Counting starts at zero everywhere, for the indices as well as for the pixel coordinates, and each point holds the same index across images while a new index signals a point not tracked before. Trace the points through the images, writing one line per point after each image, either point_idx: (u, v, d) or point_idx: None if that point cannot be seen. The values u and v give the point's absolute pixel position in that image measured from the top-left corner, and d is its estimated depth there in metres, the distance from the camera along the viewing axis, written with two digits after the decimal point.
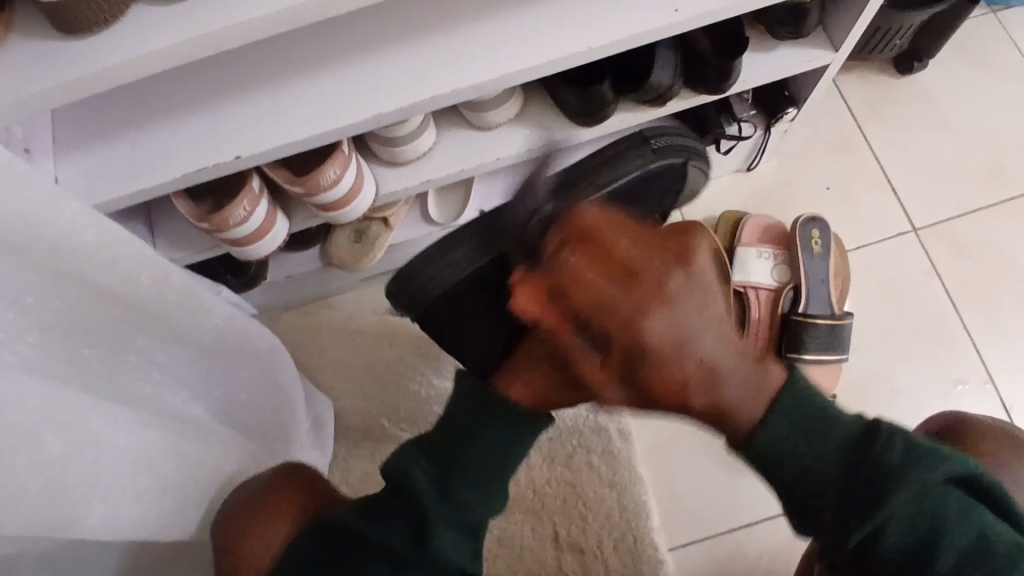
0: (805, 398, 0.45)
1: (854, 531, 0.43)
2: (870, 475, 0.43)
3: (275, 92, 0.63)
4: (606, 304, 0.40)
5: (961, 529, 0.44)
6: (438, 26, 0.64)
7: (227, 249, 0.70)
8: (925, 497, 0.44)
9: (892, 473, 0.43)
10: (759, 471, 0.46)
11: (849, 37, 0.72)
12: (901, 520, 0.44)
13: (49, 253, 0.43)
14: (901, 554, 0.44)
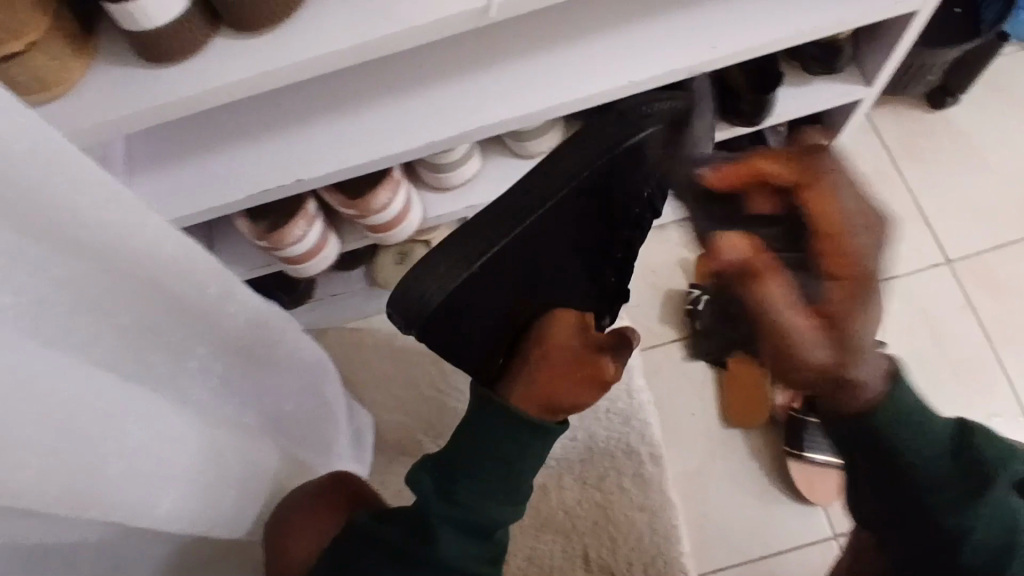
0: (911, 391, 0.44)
1: (951, 525, 0.44)
2: (962, 472, 0.44)
3: (334, 119, 0.67)
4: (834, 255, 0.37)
5: None
6: (487, 60, 0.68)
7: (282, 267, 0.75)
8: (998, 502, 0.45)
9: (982, 469, 0.44)
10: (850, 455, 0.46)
11: (882, 73, 0.74)
12: (989, 520, 0.44)
13: (133, 262, 0.47)
14: (986, 555, 0.44)
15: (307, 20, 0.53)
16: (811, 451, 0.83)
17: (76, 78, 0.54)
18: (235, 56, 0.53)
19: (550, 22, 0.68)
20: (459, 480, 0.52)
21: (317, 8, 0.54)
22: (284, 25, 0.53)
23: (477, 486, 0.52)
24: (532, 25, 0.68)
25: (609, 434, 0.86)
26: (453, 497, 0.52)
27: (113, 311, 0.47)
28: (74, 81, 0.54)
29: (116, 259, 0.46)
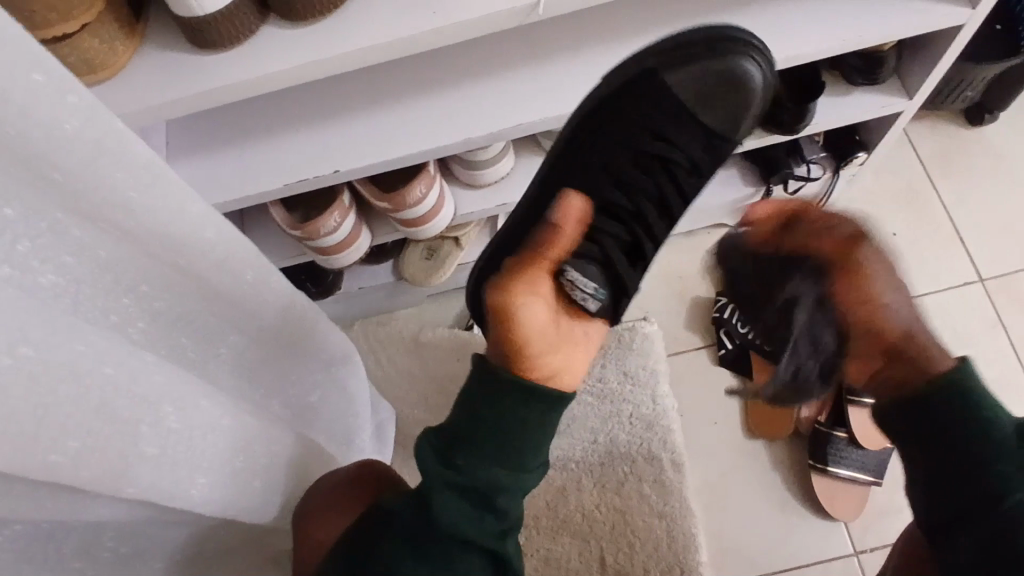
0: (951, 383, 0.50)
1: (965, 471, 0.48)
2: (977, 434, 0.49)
3: (374, 113, 0.67)
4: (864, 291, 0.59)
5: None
6: (529, 60, 0.68)
7: (314, 257, 0.75)
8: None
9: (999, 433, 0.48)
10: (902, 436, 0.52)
11: (924, 86, 0.74)
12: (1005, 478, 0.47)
13: (176, 247, 0.47)
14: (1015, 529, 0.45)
15: (355, 12, 0.54)
16: (835, 465, 0.82)
17: (124, 61, 0.54)
18: (282, 44, 0.54)
19: (592, 24, 0.68)
20: (470, 452, 0.51)
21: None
22: (331, 15, 0.54)
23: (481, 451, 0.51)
24: (574, 26, 0.68)
25: (630, 438, 0.86)
26: (451, 461, 0.51)
27: (151, 294, 0.48)
28: (122, 63, 0.54)
29: (159, 240, 0.46)
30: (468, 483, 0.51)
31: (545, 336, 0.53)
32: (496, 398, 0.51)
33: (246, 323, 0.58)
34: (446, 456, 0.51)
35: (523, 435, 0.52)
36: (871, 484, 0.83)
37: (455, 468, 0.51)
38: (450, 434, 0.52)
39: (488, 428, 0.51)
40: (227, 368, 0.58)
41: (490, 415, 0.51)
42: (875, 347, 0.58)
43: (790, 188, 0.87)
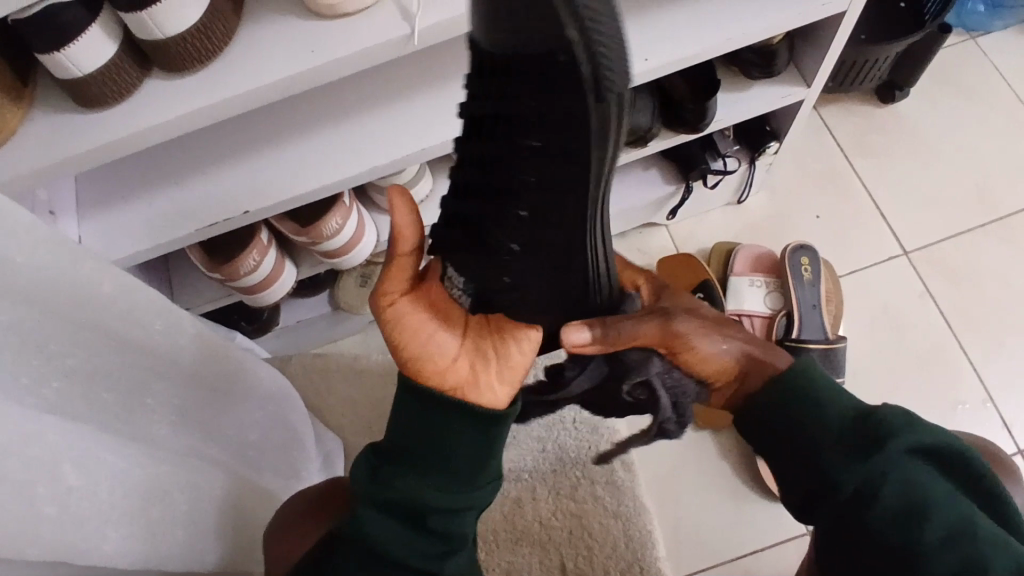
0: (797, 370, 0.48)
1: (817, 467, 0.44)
2: (852, 445, 0.44)
3: (280, 152, 0.68)
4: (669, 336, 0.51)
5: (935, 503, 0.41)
6: (428, 85, 0.69)
7: (240, 298, 0.75)
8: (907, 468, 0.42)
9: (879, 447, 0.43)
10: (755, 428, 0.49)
11: (820, 73, 0.76)
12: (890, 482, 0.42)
13: (70, 307, 0.48)
14: (892, 512, 0.41)
15: (239, 56, 0.54)
16: None
17: (14, 126, 0.54)
18: (169, 96, 0.54)
19: None
20: (406, 470, 0.47)
21: (252, 45, 0.55)
22: (215, 62, 0.54)
23: (416, 468, 0.47)
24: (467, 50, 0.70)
25: (579, 442, 0.87)
26: (385, 476, 0.47)
27: None
28: (14, 128, 0.54)
29: (52, 302, 0.46)
30: (408, 508, 0.47)
31: (429, 343, 0.49)
32: (421, 414, 0.47)
33: (166, 373, 0.58)
34: (381, 473, 0.48)
35: (472, 462, 0.47)
36: None
37: (387, 483, 0.47)
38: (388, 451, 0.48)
39: (421, 448, 0.47)
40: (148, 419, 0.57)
41: (419, 427, 0.47)
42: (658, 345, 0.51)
43: (709, 183, 0.90)
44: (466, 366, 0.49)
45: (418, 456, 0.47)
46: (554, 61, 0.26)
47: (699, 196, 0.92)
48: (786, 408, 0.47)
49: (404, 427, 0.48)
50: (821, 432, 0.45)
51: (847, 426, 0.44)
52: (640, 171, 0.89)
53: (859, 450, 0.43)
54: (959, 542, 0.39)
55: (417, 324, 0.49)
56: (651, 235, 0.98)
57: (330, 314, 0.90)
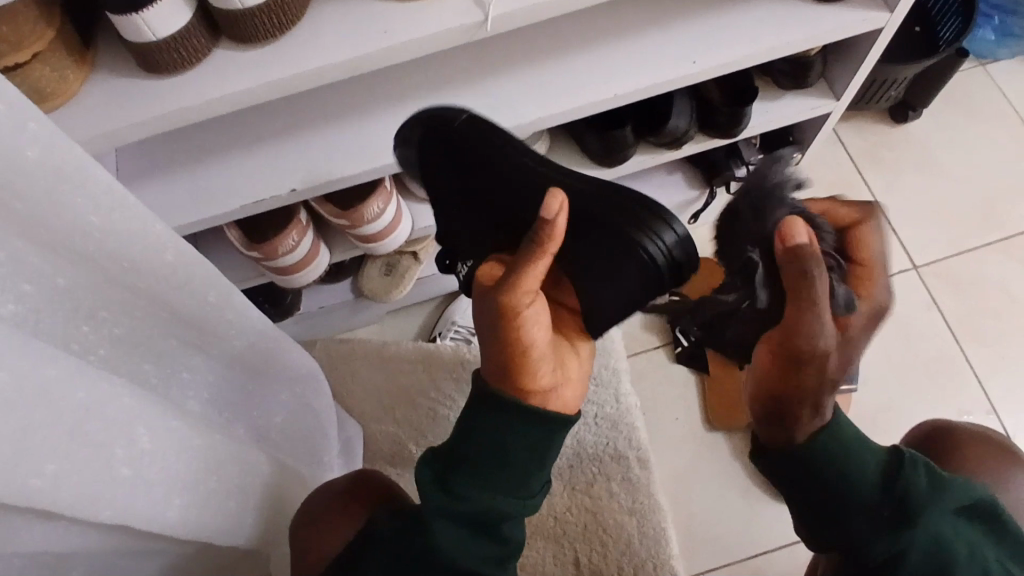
0: (845, 428, 0.48)
1: (876, 535, 0.46)
2: (890, 506, 0.46)
3: (331, 132, 0.68)
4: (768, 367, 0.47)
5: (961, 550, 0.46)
6: (478, 74, 0.70)
7: (272, 278, 0.75)
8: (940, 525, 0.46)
9: (912, 503, 0.46)
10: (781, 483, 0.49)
11: (849, 86, 0.78)
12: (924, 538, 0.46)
13: (131, 270, 0.47)
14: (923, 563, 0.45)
15: (308, 33, 0.55)
16: None
17: (75, 90, 0.54)
18: (235, 69, 0.54)
19: (537, 39, 0.70)
20: (470, 479, 0.46)
21: (320, 22, 0.55)
22: (283, 37, 0.54)
23: (483, 477, 0.46)
24: (518, 42, 0.70)
25: (597, 438, 0.88)
26: (451, 487, 0.47)
27: (109, 320, 0.47)
28: (74, 91, 0.54)
29: (117, 263, 0.46)
30: (465, 511, 0.47)
31: (546, 354, 0.45)
32: (494, 428, 0.46)
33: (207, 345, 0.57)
34: (444, 482, 0.47)
35: (532, 462, 0.47)
36: None
37: (450, 492, 0.47)
38: (448, 457, 0.48)
39: (489, 458, 0.46)
40: (187, 392, 0.57)
41: (492, 439, 0.46)
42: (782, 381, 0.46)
43: (731, 189, 0.91)
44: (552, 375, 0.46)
45: (477, 458, 0.46)
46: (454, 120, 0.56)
47: (720, 202, 0.94)
48: (825, 454, 0.47)
49: (475, 437, 0.46)
50: (859, 488, 0.46)
51: (874, 490, 0.47)
52: (665, 175, 0.91)
53: (893, 513, 0.46)
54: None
55: (538, 332, 0.44)
56: None
57: (352, 302, 0.90)
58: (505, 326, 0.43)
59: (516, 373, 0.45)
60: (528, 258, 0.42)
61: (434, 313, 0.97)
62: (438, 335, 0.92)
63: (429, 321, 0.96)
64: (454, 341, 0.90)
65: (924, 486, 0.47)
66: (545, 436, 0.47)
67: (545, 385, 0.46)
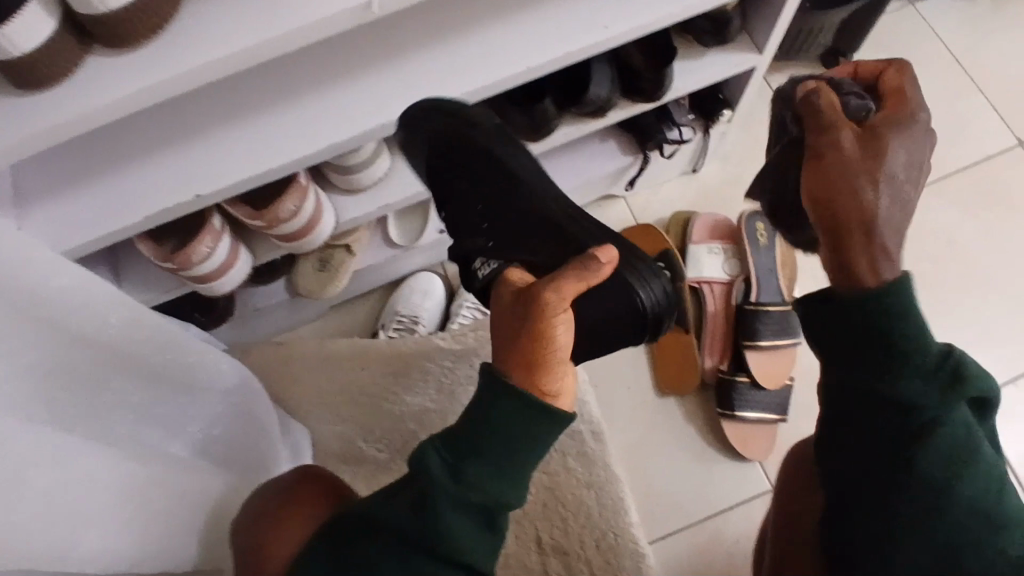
0: (916, 307, 0.44)
1: (913, 427, 0.45)
2: (941, 397, 0.44)
3: (235, 131, 0.64)
4: (849, 174, 0.44)
5: (979, 471, 0.45)
6: (384, 57, 0.67)
7: (194, 287, 0.72)
8: (961, 429, 0.45)
9: (945, 397, 0.44)
10: (840, 350, 0.46)
11: (771, 40, 0.77)
12: (950, 438, 0.45)
13: (21, 301, 0.44)
14: (935, 468, 0.45)
15: (189, 31, 0.51)
16: (743, 409, 0.85)
17: None
18: (116, 75, 0.51)
19: (443, 15, 0.68)
20: (477, 458, 0.43)
21: (201, 15, 0.52)
22: (164, 37, 0.51)
23: (490, 466, 0.43)
24: (422, 22, 0.68)
25: None
26: (461, 476, 0.43)
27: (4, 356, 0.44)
28: None
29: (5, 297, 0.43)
30: (472, 500, 0.44)
31: (569, 347, 0.42)
32: (496, 408, 0.43)
33: (123, 368, 0.55)
34: (455, 468, 0.44)
35: (519, 445, 0.43)
36: (777, 421, 0.86)
37: (461, 482, 0.43)
38: (461, 445, 0.44)
39: (497, 451, 0.43)
40: (111, 419, 0.54)
41: (509, 434, 0.43)
42: (840, 168, 0.45)
43: (665, 153, 0.90)
44: (564, 375, 0.43)
45: (487, 448, 0.43)
46: (478, 117, 0.59)
47: (656, 166, 0.93)
48: (912, 345, 0.44)
49: (495, 424, 0.43)
50: (916, 370, 0.44)
51: (928, 374, 0.44)
52: (598, 143, 0.89)
53: (940, 389, 0.44)
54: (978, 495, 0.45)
55: (566, 334, 0.41)
56: (611, 207, 0.98)
57: (288, 301, 0.88)
58: (535, 317, 0.41)
59: (535, 370, 0.42)
60: (563, 270, 0.41)
61: (375, 305, 0.95)
62: (382, 327, 0.91)
63: (372, 314, 0.94)
64: (398, 332, 0.90)
65: (979, 378, 0.45)
66: (543, 436, 0.43)
67: (559, 387, 0.43)
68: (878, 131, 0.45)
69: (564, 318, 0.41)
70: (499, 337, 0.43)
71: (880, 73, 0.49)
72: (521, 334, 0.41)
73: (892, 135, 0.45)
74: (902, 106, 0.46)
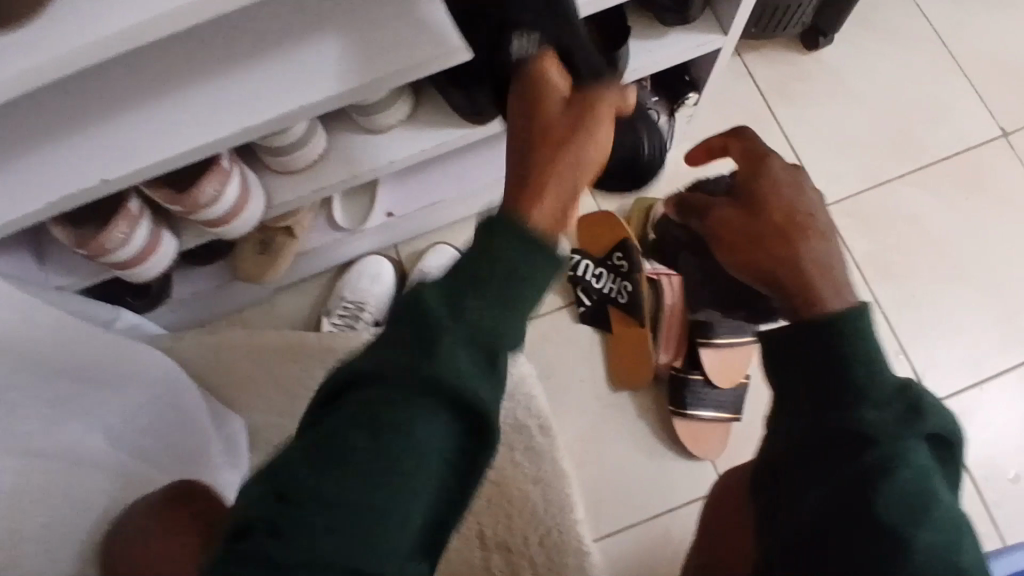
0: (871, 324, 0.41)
1: (867, 449, 0.39)
2: (898, 421, 0.39)
3: (140, 112, 0.53)
4: (755, 234, 0.47)
5: (944, 518, 0.37)
6: (310, 18, 0.55)
7: (117, 273, 0.68)
8: (920, 459, 0.39)
9: (900, 420, 0.39)
10: (791, 355, 0.43)
11: (736, 20, 0.72)
12: (910, 467, 0.38)
13: None
14: (893, 504, 0.37)
15: None
16: (696, 408, 0.83)
17: None
18: None
19: None
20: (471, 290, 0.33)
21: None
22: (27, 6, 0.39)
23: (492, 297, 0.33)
24: None
25: None
26: (462, 309, 0.33)
27: None
28: None
29: None
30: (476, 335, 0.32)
31: (594, 157, 0.40)
32: (500, 240, 0.34)
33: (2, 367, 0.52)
34: (452, 298, 0.33)
35: (522, 276, 0.34)
36: (732, 420, 0.84)
37: (457, 314, 0.32)
38: (461, 272, 0.34)
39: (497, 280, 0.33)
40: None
41: (510, 259, 0.34)
42: (739, 236, 0.48)
43: None
44: (578, 174, 0.39)
45: (492, 276, 0.33)
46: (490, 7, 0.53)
47: None
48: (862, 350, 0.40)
49: (497, 250, 0.34)
50: (873, 383, 0.40)
51: (883, 389, 0.40)
52: None
53: (899, 413, 0.40)
54: (943, 536, 0.37)
55: (599, 140, 0.40)
56: None
57: (228, 284, 0.84)
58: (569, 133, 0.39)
59: (549, 146, 0.39)
60: (604, 96, 0.42)
61: (324, 289, 0.92)
62: (327, 315, 0.88)
63: (320, 298, 0.91)
64: (343, 319, 0.87)
65: (941, 417, 0.40)
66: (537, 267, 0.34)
67: (565, 207, 0.38)
68: (750, 177, 0.49)
69: (600, 125, 0.40)
70: (513, 157, 0.40)
71: (726, 144, 0.52)
72: (553, 137, 0.39)
73: (770, 183, 0.48)
74: (757, 159, 0.49)
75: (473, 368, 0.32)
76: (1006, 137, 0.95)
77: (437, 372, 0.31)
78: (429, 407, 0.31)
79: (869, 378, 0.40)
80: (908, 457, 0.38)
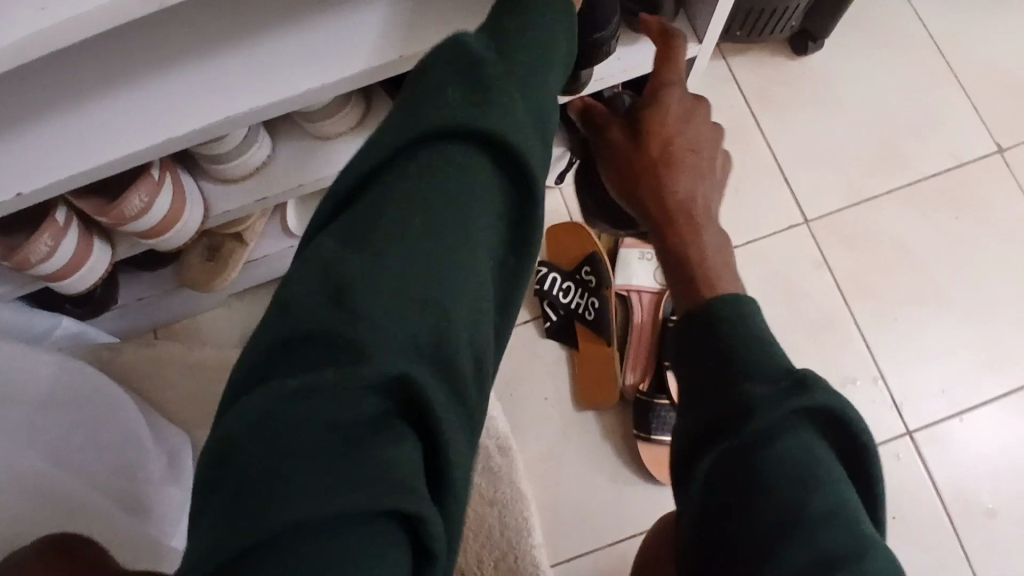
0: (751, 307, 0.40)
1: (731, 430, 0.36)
2: (768, 399, 0.35)
3: (66, 115, 0.53)
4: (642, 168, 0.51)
5: (816, 505, 0.32)
6: (239, 27, 0.55)
7: (47, 284, 0.65)
8: (795, 444, 0.34)
9: (774, 395, 0.35)
10: (684, 349, 0.41)
11: (711, 27, 0.67)
12: (780, 451, 0.34)
13: None
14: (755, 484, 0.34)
15: None
16: (660, 433, 0.80)
17: None
18: None
19: None
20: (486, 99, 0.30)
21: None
22: None
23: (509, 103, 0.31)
24: None
25: None
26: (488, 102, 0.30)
27: None
28: None
29: None
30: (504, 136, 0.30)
31: None
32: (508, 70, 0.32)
33: None
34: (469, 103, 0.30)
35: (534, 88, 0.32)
36: None
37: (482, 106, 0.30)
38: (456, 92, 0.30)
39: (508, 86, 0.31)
40: None
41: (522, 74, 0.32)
42: (628, 161, 0.52)
43: None
44: None
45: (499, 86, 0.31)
46: None
47: None
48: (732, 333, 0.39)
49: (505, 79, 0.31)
50: (748, 364, 0.37)
51: (755, 370, 0.37)
52: None
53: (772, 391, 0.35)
54: (813, 530, 0.32)
55: None
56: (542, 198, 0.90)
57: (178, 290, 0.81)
58: None
59: None
60: None
61: None
62: None
63: None
64: None
65: (828, 397, 0.35)
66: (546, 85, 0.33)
67: None
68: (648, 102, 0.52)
69: None
70: None
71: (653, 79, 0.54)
72: None
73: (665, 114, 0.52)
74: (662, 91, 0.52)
75: (523, 126, 0.30)
76: (1002, 153, 0.91)
77: (495, 120, 0.29)
78: (479, 153, 0.29)
79: (754, 355, 0.37)
80: (791, 433, 0.35)
